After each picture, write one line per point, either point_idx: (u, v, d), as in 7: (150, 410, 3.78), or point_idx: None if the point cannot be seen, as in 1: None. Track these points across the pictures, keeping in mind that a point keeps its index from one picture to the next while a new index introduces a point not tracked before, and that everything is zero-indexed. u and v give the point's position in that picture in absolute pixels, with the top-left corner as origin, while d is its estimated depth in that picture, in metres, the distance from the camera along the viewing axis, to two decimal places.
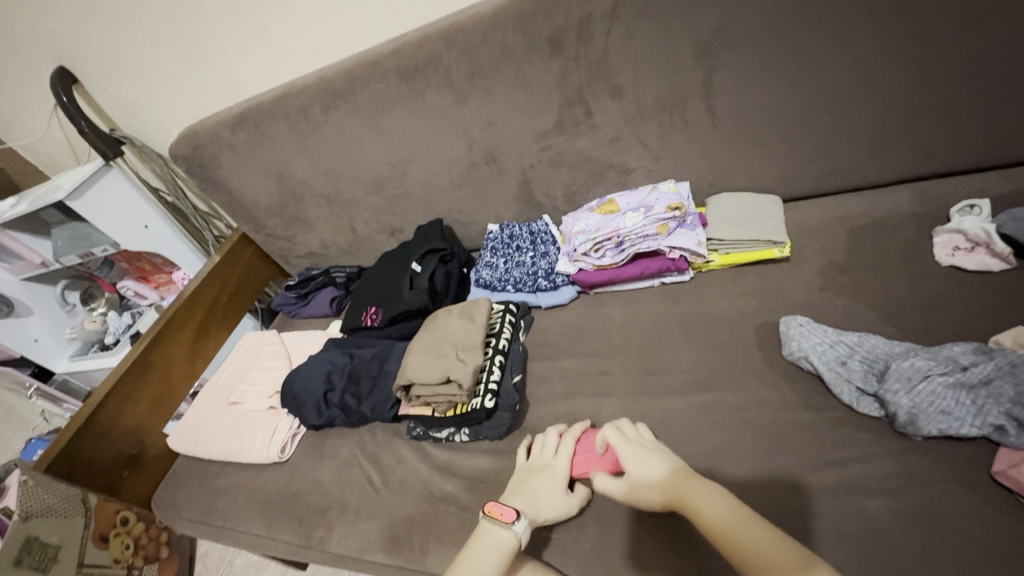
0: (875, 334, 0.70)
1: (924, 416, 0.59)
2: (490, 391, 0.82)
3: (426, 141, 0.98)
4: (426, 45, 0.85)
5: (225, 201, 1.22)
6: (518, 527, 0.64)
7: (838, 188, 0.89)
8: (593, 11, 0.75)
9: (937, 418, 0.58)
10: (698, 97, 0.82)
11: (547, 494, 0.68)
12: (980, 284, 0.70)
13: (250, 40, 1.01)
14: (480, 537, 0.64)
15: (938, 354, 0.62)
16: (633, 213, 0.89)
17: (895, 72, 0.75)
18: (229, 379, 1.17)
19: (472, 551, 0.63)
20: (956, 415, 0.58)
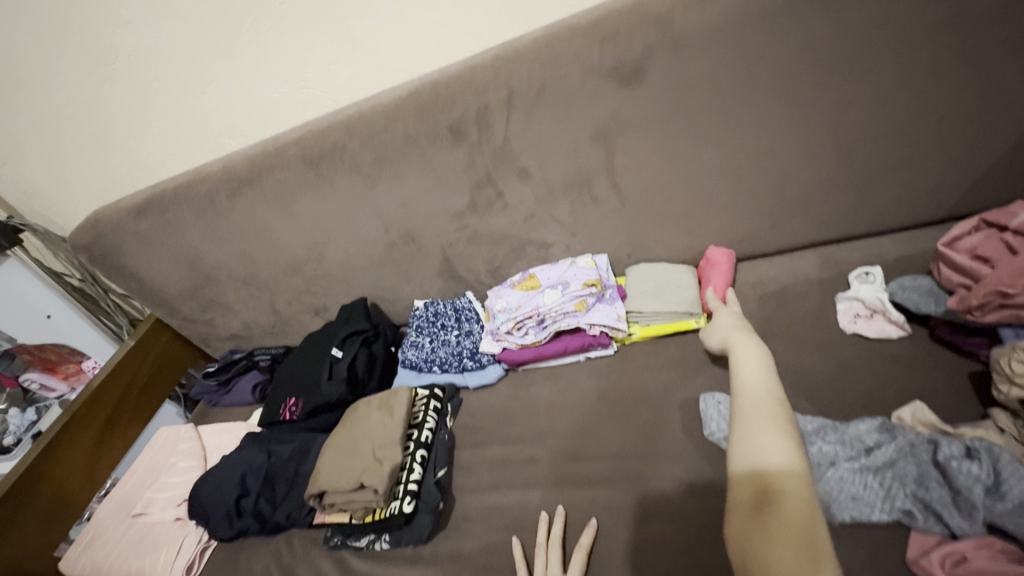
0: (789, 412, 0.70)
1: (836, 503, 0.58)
2: (410, 493, 0.77)
3: (341, 224, 0.95)
4: (329, 134, 0.83)
5: (134, 289, 1.14)
6: None
7: (749, 254, 0.91)
8: (490, 101, 0.76)
9: (849, 503, 0.57)
10: (603, 177, 0.83)
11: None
12: (881, 351, 0.72)
13: (157, 126, 0.96)
14: None
15: (846, 433, 0.62)
16: (552, 290, 0.89)
17: (781, 149, 0.79)
18: (136, 485, 1.06)
19: None
20: (866, 499, 0.57)
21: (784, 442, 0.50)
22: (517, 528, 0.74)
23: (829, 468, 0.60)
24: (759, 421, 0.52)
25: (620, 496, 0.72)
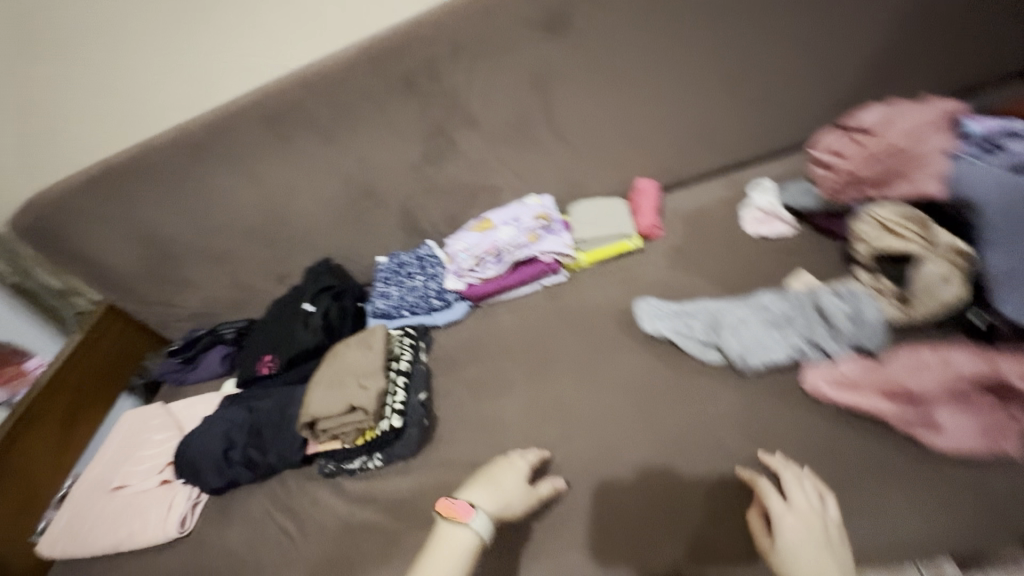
0: (705, 297, 0.84)
1: (750, 352, 0.73)
2: (397, 410, 0.85)
3: (302, 184, 1.01)
4: (286, 94, 0.89)
5: (86, 272, 1.13)
6: (477, 525, 0.64)
7: (672, 185, 1.06)
8: (437, 55, 0.85)
9: (760, 350, 0.72)
10: (542, 122, 0.95)
11: (510, 492, 0.68)
12: (779, 244, 0.88)
13: (95, 104, 0.96)
14: (439, 537, 0.64)
15: (756, 301, 0.77)
16: (506, 227, 0.99)
17: (688, 88, 0.93)
18: (109, 464, 1.06)
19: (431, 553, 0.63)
20: (772, 345, 0.72)
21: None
22: (497, 429, 0.85)
23: (744, 329, 0.75)
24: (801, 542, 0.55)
25: (583, 387, 0.83)
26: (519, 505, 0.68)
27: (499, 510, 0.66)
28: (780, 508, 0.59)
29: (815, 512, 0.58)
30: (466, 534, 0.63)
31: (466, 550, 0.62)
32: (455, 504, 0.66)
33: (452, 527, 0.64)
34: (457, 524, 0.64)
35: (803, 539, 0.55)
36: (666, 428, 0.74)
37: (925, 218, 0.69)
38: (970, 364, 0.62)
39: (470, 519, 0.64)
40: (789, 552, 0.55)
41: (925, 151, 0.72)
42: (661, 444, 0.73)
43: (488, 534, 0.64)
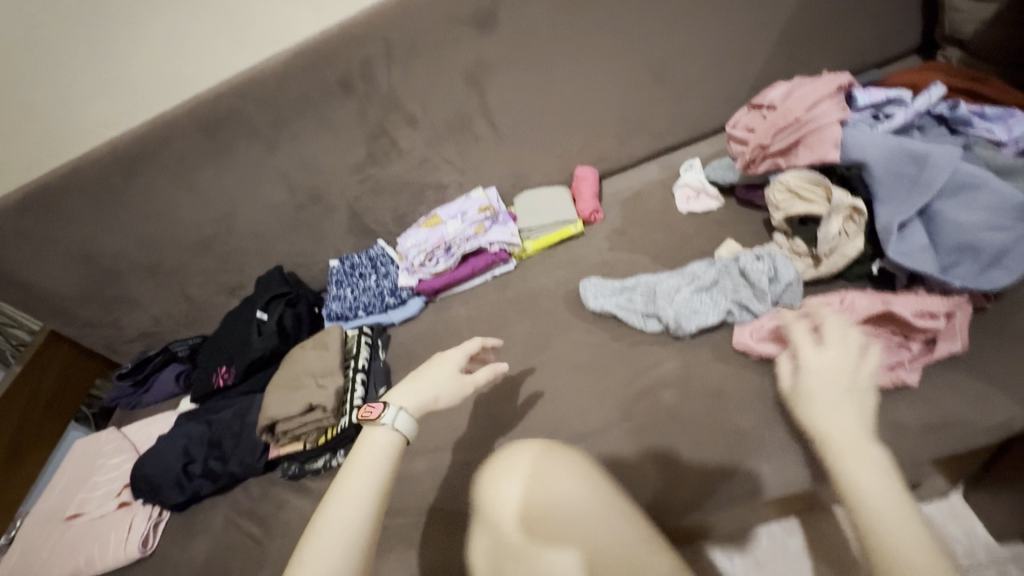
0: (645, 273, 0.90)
1: (684, 315, 0.78)
2: (357, 406, 0.85)
3: (245, 191, 1.00)
4: (221, 102, 0.89)
5: (22, 297, 1.09)
6: (398, 422, 0.66)
7: (610, 172, 1.11)
8: (371, 55, 0.87)
9: (694, 312, 0.78)
10: (480, 116, 0.98)
11: (434, 392, 0.71)
12: (709, 219, 0.95)
13: (20, 122, 0.94)
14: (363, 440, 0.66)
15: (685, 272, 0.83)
16: (453, 221, 1.03)
17: (616, 77, 0.99)
18: (62, 494, 1.02)
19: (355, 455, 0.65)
20: (704, 307, 0.78)
21: (882, 495, 0.49)
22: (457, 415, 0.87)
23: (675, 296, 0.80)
24: (821, 388, 0.59)
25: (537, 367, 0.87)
26: (449, 396, 0.71)
27: (423, 407, 0.70)
28: (807, 350, 0.62)
29: (849, 357, 0.60)
30: (384, 433, 0.66)
31: (391, 445, 0.65)
32: (373, 405, 0.69)
33: (370, 430, 0.66)
34: (375, 426, 0.66)
35: (826, 379, 0.59)
36: (614, 396, 0.79)
37: (827, 182, 0.74)
38: (868, 306, 0.68)
39: (390, 417, 0.66)
40: (806, 394, 0.59)
41: (822, 122, 0.76)
42: (610, 411, 0.77)
43: (410, 431, 0.67)
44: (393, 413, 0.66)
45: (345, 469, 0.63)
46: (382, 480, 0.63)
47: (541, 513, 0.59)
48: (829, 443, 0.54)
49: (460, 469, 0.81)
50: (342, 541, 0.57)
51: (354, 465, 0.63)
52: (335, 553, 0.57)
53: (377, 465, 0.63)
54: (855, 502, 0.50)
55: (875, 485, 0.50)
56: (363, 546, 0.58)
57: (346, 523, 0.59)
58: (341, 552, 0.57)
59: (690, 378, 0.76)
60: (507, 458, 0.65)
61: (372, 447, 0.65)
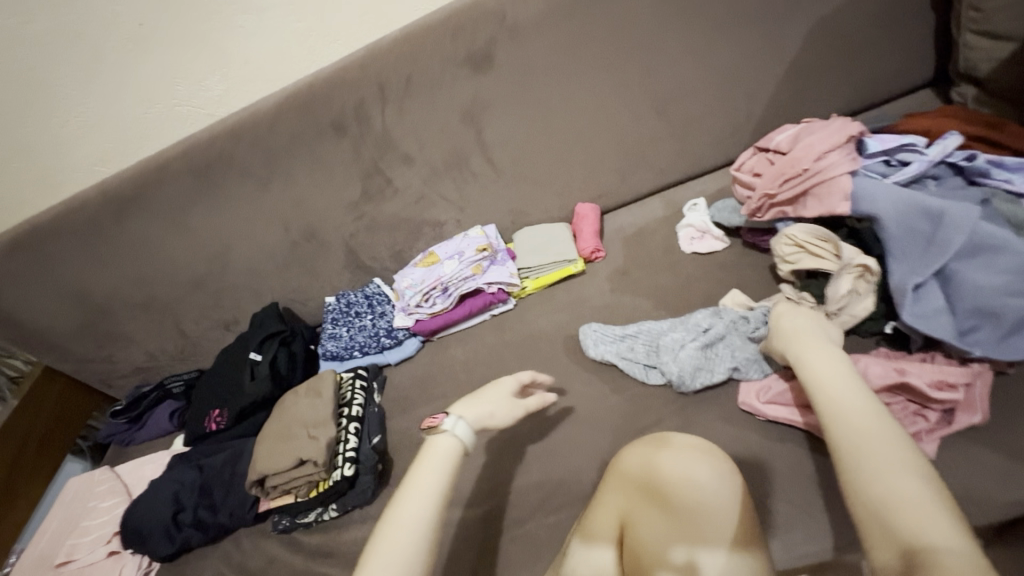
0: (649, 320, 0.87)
1: (689, 376, 0.75)
2: (349, 459, 0.83)
3: (239, 230, 0.98)
4: (213, 143, 0.87)
5: (15, 335, 1.07)
6: (459, 432, 0.64)
7: (612, 207, 1.08)
8: (364, 96, 0.85)
9: (700, 372, 0.75)
10: (478, 153, 0.96)
11: (492, 408, 0.69)
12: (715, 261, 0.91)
13: (12, 162, 0.92)
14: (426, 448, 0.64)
15: (692, 324, 0.80)
16: (450, 260, 1.00)
17: (616, 113, 0.96)
18: (53, 538, 1.00)
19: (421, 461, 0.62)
20: (710, 368, 0.75)
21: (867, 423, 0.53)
22: None
23: (681, 352, 0.77)
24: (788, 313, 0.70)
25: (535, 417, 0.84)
26: (503, 417, 0.69)
27: (483, 421, 0.67)
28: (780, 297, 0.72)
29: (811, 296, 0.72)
30: (446, 438, 0.64)
31: (451, 452, 0.63)
32: (436, 418, 0.67)
33: (433, 437, 0.65)
34: (438, 433, 0.65)
35: (789, 303, 0.71)
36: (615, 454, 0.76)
37: (834, 237, 0.72)
38: (881, 374, 0.64)
39: (449, 425, 0.65)
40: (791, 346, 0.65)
41: (832, 172, 0.73)
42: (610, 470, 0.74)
43: (468, 441, 0.65)
44: (454, 421, 0.65)
45: (413, 470, 0.62)
46: (447, 485, 0.61)
47: (668, 491, 0.61)
48: (818, 385, 0.59)
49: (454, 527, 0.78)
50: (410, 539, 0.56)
51: (420, 465, 0.62)
52: (401, 553, 0.55)
53: (439, 471, 0.61)
54: (836, 432, 0.54)
55: (861, 414, 0.54)
56: (424, 549, 0.56)
57: (413, 523, 0.57)
58: (409, 549, 0.55)
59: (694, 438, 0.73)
60: (637, 441, 0.70)
61: (435, 451, 0.63)
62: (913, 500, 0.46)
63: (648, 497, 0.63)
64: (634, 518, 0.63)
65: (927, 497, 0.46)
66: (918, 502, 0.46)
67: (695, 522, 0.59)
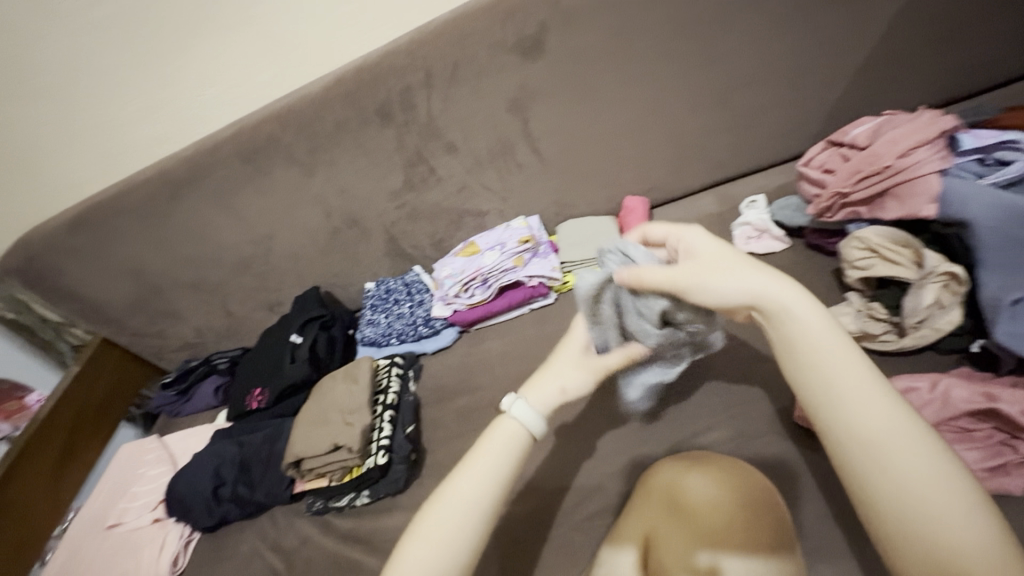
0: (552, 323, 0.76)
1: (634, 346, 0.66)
2: (383, 447, 0.83)
3: (284, 215, 0.99)
4: (261, 129, 0.88)
5: (77, 307, 1.13)
6: (518, 412, 0.58)
7: (663, 201, 1.04)
8: (410, 83, 0.83)
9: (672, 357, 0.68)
10: (523, 143, 0.93)
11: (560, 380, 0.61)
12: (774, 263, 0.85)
13: (77, 143, 0.96)
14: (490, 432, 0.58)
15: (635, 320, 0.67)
16: (491, 251, 0.97)
17: (672, 105, 0.91)
18: (105, 500, 1.05)
19: (483, 447, 0.57)
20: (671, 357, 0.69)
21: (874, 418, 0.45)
22: None
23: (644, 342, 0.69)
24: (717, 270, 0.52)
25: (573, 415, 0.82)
26: (581, 380, 0.62)
27: (552, 398, 0.60)
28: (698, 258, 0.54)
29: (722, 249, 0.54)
30: (511, 423, 0.58)
31: (519, 439, 0.57)
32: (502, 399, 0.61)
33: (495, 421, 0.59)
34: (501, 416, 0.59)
35: (716, 263, 0.53)
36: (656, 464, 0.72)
37: (917, 244, 0.67)
38: (969, 398, 0.58)
39: (509, 406, 0.59)
40: (750, 300, 0.50)
41: (918, 171, 0.68)
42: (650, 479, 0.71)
43: (540, 420, 0.58)
44: (513, 401, 0.59)
45: (468, 456, 0.57)
46: (510, 471, 0.56)
47: (694, 508, 0.62)
48: (812, 363, 0.48)
49: None
50: (464, 529, 0.52)
51: (478, 449, 0.57)
52: (451, 548, 0.51)
53: (501, 459, 0.56)
54: (856, 427, 0.45)
55: (870, 412, 0.45)
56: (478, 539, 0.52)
57: (466, 515, 0.52)
58: (464, 541, 0.51)
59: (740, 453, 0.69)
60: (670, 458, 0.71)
61: (500, 434, 0.57)
62: (949, 519, 0.40)
63: (671, 510, 0.63)
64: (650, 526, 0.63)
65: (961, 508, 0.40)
66: (954, 520, 0.40)
67: (711, 538, 0.58)
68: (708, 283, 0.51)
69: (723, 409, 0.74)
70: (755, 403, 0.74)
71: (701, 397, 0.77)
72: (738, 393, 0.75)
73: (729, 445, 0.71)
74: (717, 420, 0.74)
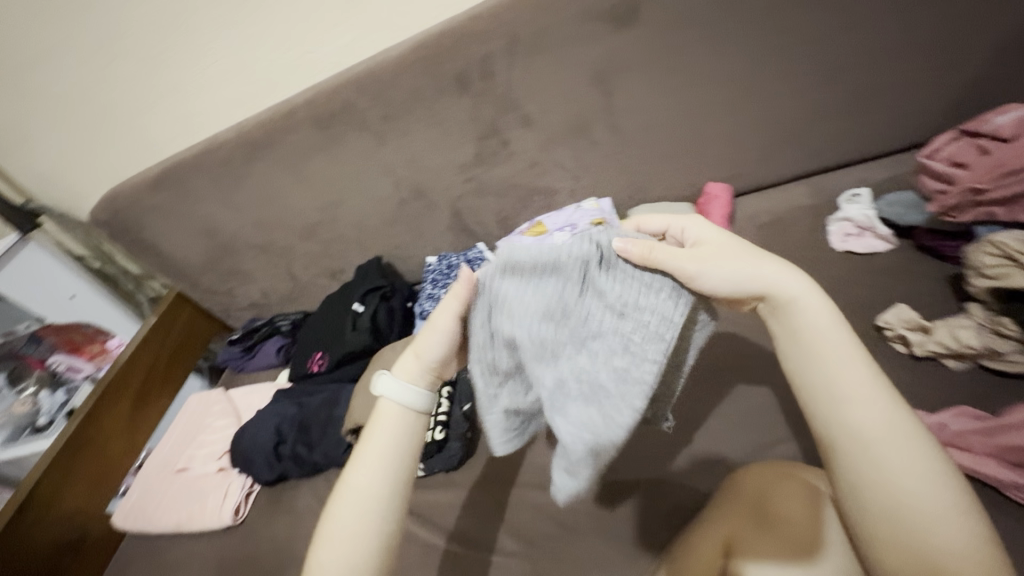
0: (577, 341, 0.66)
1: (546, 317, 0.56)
2: (440, 423, 0.84)
3: (353, 183, 0.99)
4: (337, 94, 0.86)
5: (155, 262, 1.17)
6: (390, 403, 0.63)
7: (746, 189, 0.98)
8: (492, 50, 0.80)
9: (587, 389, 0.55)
10: (602, 119, 0.88)
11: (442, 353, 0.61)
12: (868, 268, 0.80)
13: (162, 100, 0.99)
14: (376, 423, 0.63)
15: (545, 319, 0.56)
16: (559, 233, 0.93)
17: (771, 84, 0.84)
18: (176, 446, 1.11)
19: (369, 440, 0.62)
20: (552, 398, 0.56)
21: (880, 422, 0.49)
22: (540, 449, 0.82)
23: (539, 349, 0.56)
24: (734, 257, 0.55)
25: None
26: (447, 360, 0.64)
27: (421, 376, 0.63)
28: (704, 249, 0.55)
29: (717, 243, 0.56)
30: (386, 405, 0.63)
31: (399, 418, 0.62)
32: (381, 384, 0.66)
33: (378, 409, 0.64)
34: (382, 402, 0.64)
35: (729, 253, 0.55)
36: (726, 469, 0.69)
37: None
38: None
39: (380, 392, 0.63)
40: (761, 295, 0.54)
41: None
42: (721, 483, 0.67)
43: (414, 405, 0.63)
44: (383, 389, 0.63)
45: (360, 445, 0.62)
46: (403, 454, 0.62)
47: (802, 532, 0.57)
48: (822, 364, 0.51)
49: (537, 511, 0.76)
50: (364, 507, 0.59)
51: (370, 439, 0.62)
52: (369, 518, 0.58)
53: (389, 451, 0.61)
54: (862, 430, 0.49)
55: (875, 421, 0.49)
56: (395, 511, 0.60)
57: (371, 495, 0.59)
58: (369, 517, 0.58)
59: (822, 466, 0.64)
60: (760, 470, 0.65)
61: (381, 420, 0.63)
62: (941, 521, 0.46)
63: (759, 515, 0.60)
64: (728, 526, 0.62)
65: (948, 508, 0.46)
66: (943, 523, 0.46)
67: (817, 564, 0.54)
68: (735, 277, 0.53)
69: None
70: None
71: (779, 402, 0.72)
72: None
73: None
74: None
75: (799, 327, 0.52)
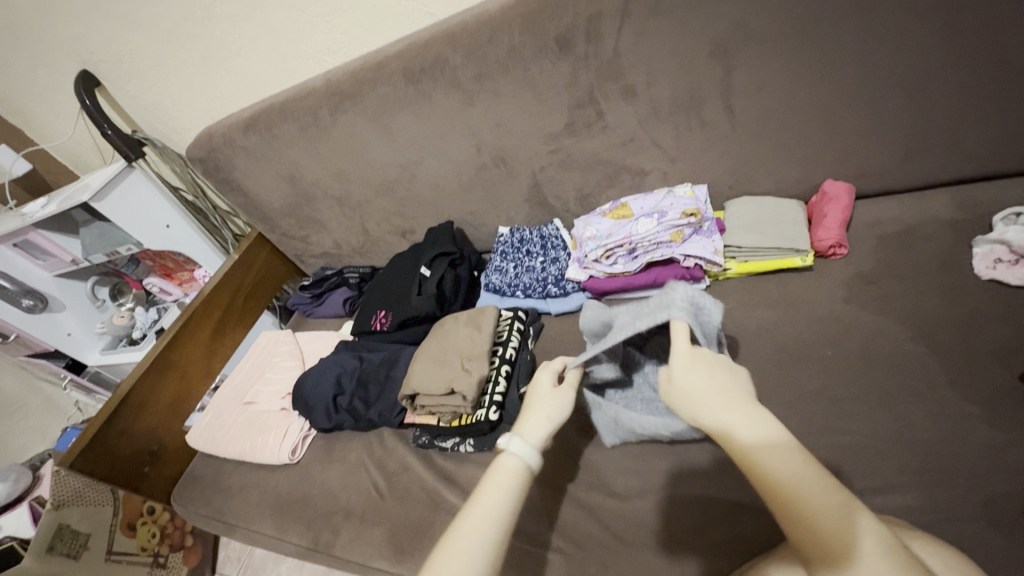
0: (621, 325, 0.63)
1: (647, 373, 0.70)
2: (496, 403, 0.82)
3: (435, 144, 0.95)
4: (432, 46, 0.83)
5: (241, 202, 1.20)
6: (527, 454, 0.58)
7: (870, 192, 0.86)
8: (604, 8, 0.72)
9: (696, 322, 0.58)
10: (716, 97, 0.79)
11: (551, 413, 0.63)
12: (1015, 305, 0.69)
13: (261, 42, 0.99)
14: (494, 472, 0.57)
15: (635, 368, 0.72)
16: (646, 219, 0.88)
17: (931, 69, 0.71)
18: (245, 379, 1.17)
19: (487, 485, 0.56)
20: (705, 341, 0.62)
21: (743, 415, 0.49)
22: (595, 445, 0.78)
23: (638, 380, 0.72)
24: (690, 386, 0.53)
25: None
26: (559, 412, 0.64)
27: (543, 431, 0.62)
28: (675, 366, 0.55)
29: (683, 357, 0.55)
30: (512, 459, 0.57)
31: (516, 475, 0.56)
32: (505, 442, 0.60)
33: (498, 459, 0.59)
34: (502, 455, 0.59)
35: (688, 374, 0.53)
36: None
37: None
38: None
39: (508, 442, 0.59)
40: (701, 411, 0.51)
41: None
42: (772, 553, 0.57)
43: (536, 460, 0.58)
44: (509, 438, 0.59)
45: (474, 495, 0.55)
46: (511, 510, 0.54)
47: None
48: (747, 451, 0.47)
49: (586, 509, 0.74)
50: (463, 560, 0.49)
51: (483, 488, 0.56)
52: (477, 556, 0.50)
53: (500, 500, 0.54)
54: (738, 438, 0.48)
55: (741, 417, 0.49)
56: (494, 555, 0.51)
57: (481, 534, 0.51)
58: (478, 549, 0.50)
59: (931, 529, 0.57)
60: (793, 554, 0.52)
61: (505, 473, 0.56)
62: (805, 487, 0.43)
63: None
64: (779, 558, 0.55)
65: (815, 477, 0.44)
66: (816, 493, 0.43)
67: None
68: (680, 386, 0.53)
69: (906, 460, 0.61)
70: (955, 473, 0.59)
71: (880, 438, 0.64)
72: (932, 450, 0.61)
73: (914, 515, 0.58)
74: (903, 480, 0.60)
75: (691, 396, 0.52)
